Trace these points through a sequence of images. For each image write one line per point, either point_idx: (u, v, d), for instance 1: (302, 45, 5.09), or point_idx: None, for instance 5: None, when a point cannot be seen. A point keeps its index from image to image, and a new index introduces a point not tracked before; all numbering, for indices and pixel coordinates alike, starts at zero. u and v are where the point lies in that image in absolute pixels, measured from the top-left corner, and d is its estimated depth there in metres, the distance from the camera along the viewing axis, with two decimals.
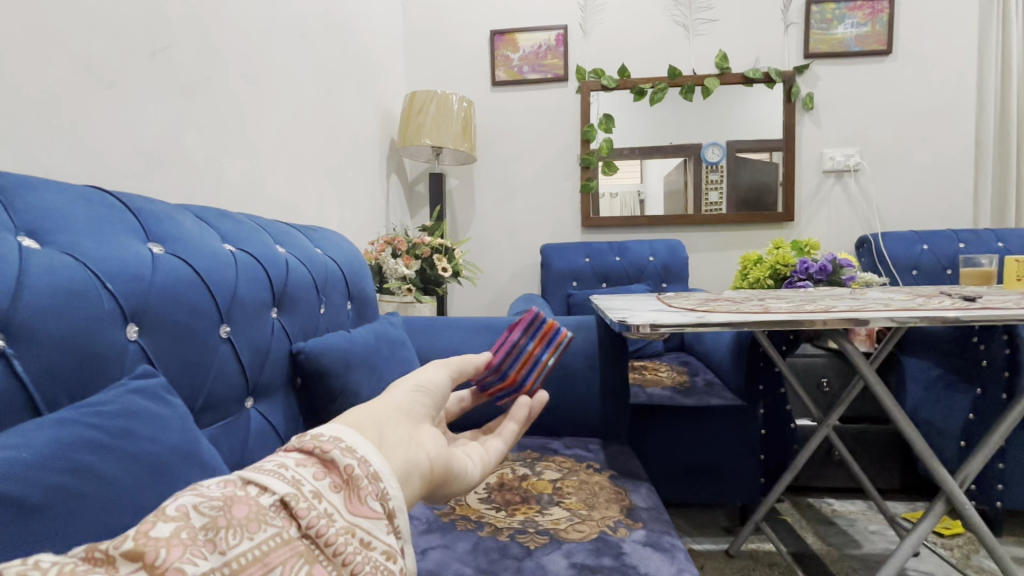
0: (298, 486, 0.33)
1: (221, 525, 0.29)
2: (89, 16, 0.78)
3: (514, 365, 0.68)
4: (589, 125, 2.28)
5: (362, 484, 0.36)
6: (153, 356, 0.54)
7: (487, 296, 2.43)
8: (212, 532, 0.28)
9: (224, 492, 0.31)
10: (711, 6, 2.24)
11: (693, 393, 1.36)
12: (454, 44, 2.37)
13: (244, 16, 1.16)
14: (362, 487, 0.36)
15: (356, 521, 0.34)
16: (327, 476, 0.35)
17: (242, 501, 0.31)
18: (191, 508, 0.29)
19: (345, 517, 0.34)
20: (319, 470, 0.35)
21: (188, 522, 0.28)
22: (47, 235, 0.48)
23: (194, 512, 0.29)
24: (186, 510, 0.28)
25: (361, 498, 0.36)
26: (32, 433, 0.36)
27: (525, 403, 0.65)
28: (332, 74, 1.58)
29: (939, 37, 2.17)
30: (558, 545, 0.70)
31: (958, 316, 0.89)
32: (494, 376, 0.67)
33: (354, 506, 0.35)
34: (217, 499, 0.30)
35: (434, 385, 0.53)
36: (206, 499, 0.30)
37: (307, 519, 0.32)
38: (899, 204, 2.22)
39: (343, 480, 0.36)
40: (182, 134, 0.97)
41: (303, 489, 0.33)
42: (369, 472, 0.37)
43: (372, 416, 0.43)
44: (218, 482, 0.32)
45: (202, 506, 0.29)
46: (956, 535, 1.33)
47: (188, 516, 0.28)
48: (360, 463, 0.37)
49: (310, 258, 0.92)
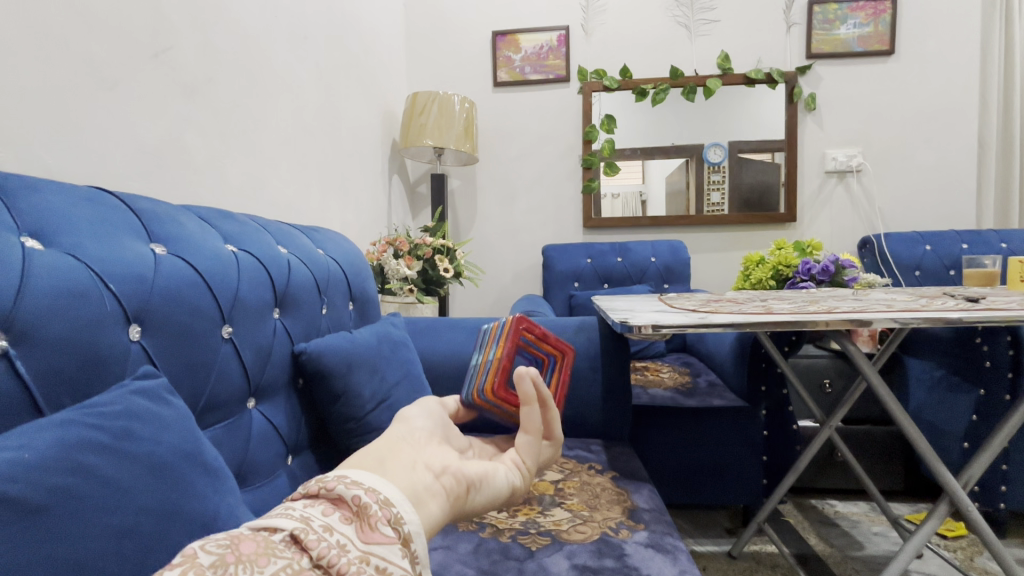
0: (308, 522, 0.33)
1: (229, 560, 0.28)
2: (90, 18, 0.78)
3: (467, 387, 0.61)
4: (591, 126, 2.28)
5: (372, 511, 0.36)
6: (155, 357, 0.54)
7: (489, 296, 2.43)
8: (220, 569, 0.27)
9: (229, 534, 0.30)
10: (713, 7, 2.24)
11: (695, 394, 1.36)
12: (456, 44, 2.38)
13: (246, 17, 1.16)
14: (372, 514, 0.35)
15: (369, 549, 0.33)
16: (335, 511, 0.35)
17: (248, 539, 0.30)
18: (197, 549, 0.28)
19: (358, 546, 0.33)
20: (327, 507, 0.35)
21: (194, 563, 0.27)
22: (50, 236, 0.48)
23: (200, 552, 0.28)
24: (193, 551, 0.28)
25: (372, 526, 0.35)
26: (35, 435, 0.36)
27: (524, 379, 0.52)
28: (334, 74, 1.58)
29: (942, 37, 2.17)
30: (559, 547, 0.70)
31: (962, 317, 0.89)
32: (479, 411, 0.61)
33: (366, 535, 0.34)
34: (222, 539, 0.29)
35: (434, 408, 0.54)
36: (211, 541, 0.29)
37: (319, 550, 0.31)
38: (902, 204, 2.22)
39: (353, 513, 0.35)
40: (183, 134, 0.97)
41: (312, 523, 0.33)
42: (378, 499, 0.37)
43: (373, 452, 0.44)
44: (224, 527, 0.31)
45: (209, 546, 0.29)
46: (960, 537, 1.33)
47: (195, 556, 0.28)
48: (368, 492, 0.37)
49: (312, 259, 0.92)
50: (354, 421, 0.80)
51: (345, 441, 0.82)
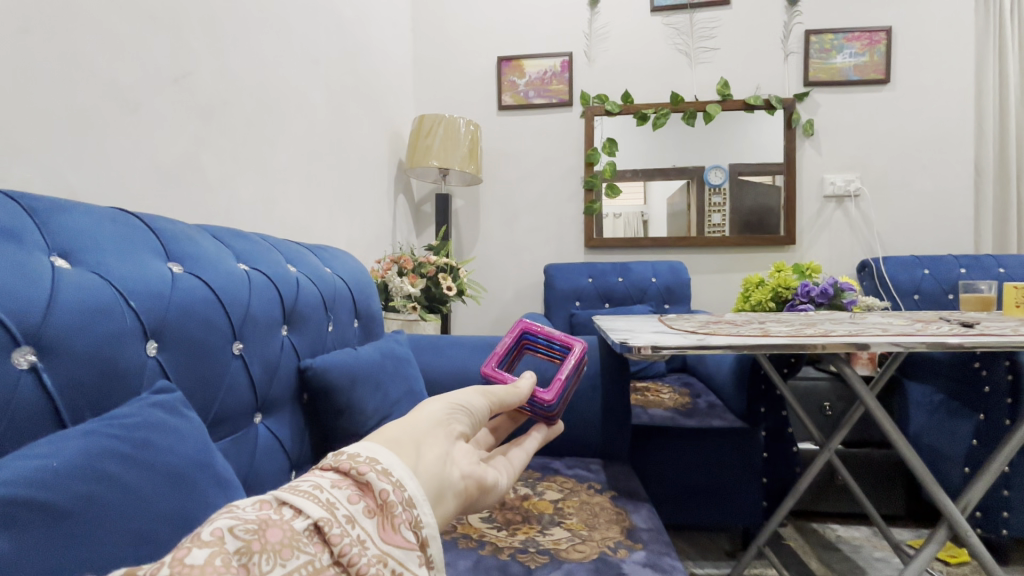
0: (333, 510, 0.34)
1: (255, 549, 0.29)
2: (116, 45, 0.82)
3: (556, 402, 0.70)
4: (593, 148, 2.33)
5: (396, 510, 0.36)
6: (170, 371, 0.56)
7: (491, 314, 2.46)
8: (245, 557, 0.28)
9: (258, 516, 0.31)
10: (713, 35, 2.31)
11: (695, 415, 1.37)
12: (462, 68, 2.44)
13: (263, 43, 1.22)
14: (396, 514, 0.36)
15: (387, 550, 0.34)
16: (360, 500, 0.36)
17: (276, 525, 0.31)
18: (226, 531, 0.29)
19: (377, 544, 0.34)
20: (354, 494, 0.36)
21: (222, 548, 0.28)
22: (77, 255, 0.51)
23: (228, 535, 0.29)
24: (221, 533, 0.29)
25: (394, 526, 0.36)
26: (60, 445, 0.38)
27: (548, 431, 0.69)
28: (344, 98, 1.63)
29: (936, 67, 2.22)
30: (558, 565, 0.71)
31: (959, 343, 0.90)
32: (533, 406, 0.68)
33: (386, 534, 0.35)
34: (252, 523, 0.30)
35: (473, 407, 0.53)
36: (241, 522, 0.30)
37: (341, 546, 0.32)
38: (900, 229, 2.25)
39: (377, 505, 0.36)
40: (199, 155, 1.00)
41: (336, 513, 0.34)
42: (403, 498, 0.37)
43: (408, 431, 0.44)
44: (253, 504, 0.32)
45: (238, 530, 0.29)
46: (962, 563, 1.32)
47: (222, 540, 0.28)
48: (394, 487, 0.37)
49: (320, 277, 0.94)
50: (357, 437, 0.82)
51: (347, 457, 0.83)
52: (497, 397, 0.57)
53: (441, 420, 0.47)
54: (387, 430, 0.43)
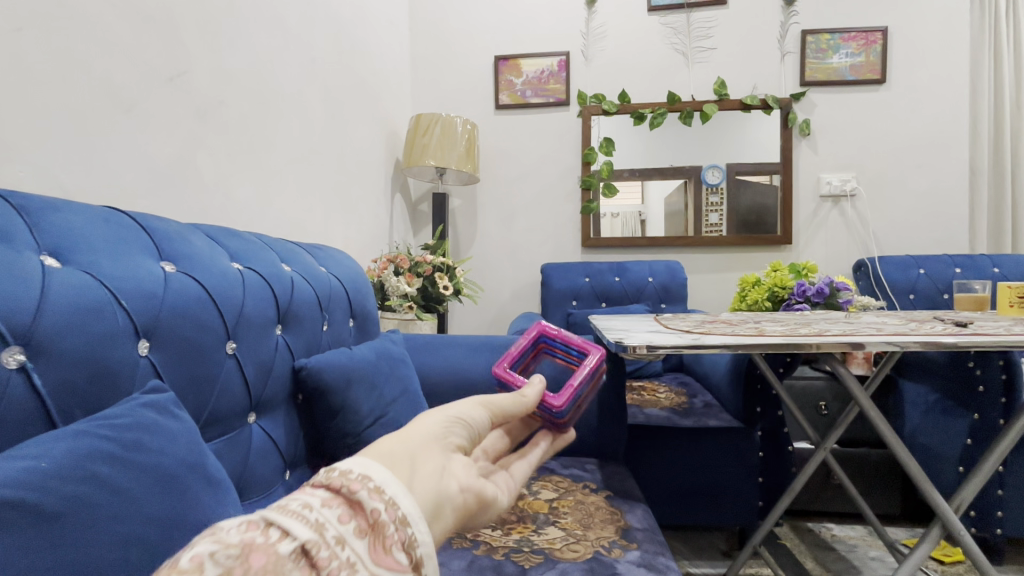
0: (321, 531, 0.31)
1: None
2: (110, 44, 0.82)
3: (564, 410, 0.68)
4: (589, 148, 2.33)
5: (388, 529, 0.34)
6: (163, 371, 0.56)
7: (488, 314, 2.45)
8: None
9: (242, 538, 0.29)
10: (710, 35, 2.31)
11: (691, 414, 1.37)
12: (459, 67, 2.44)
13: (258, 42, 1.21)
14: (388, 534, 0.34)
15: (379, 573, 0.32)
16: (352, 519, 0.33)
17: (260, 549, 0.28)
18: (206, 557, 0.27)
19: (368, 567, 0.31)
20: (345, 512, 0.33)
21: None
22: (68, 254, 0.50)
23: (208, 562, 0.27)
24: (200, 560, 0.26)
25: (387, 546, 0.33)
26: (50, 445, 0.38)
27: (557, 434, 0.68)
28: (339, 96, 1.62)
29: (932, 68, 2.23)
30: (552, 564, 0.71)
31: (953, 342, 0.90)
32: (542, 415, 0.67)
33: (378, 556, 0.33)
34: (235, 546, 0.28)
35: (472, 419, 0.50)
36: (223, 546, 0.28)
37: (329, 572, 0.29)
38: (896, 228, 2.25)
39: (369, 525, 0.33)
40: (195, 155, 1.00)
41: (326, 534, 0.31)
42: (396, 517, 0.34)
43: (403, 444, 0.41)
44: (237, 525, 0.30)
45: (218, 556, 0.27)
46: (957, 562, 1.33)
47: (201, 566, 0.26)
48: (387, 507, 0.35)
49: (315, 276, 0.94)
50: (352, 437, 0.82)
51: (342, 458, 0.83)
52: (498, 409, 0.54)
53: (437, 432, 0.44)
54: (381, 442, 0.41)
